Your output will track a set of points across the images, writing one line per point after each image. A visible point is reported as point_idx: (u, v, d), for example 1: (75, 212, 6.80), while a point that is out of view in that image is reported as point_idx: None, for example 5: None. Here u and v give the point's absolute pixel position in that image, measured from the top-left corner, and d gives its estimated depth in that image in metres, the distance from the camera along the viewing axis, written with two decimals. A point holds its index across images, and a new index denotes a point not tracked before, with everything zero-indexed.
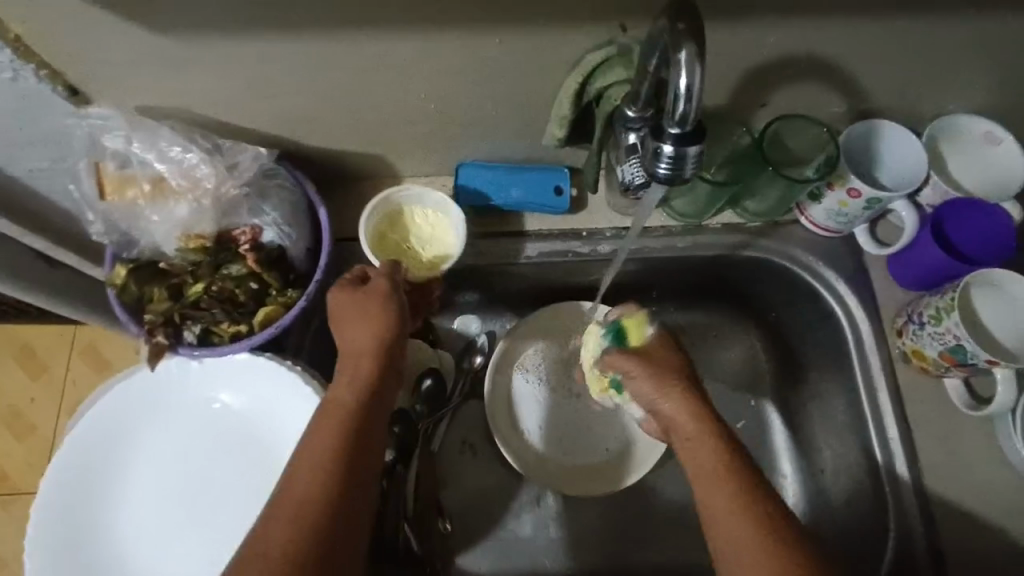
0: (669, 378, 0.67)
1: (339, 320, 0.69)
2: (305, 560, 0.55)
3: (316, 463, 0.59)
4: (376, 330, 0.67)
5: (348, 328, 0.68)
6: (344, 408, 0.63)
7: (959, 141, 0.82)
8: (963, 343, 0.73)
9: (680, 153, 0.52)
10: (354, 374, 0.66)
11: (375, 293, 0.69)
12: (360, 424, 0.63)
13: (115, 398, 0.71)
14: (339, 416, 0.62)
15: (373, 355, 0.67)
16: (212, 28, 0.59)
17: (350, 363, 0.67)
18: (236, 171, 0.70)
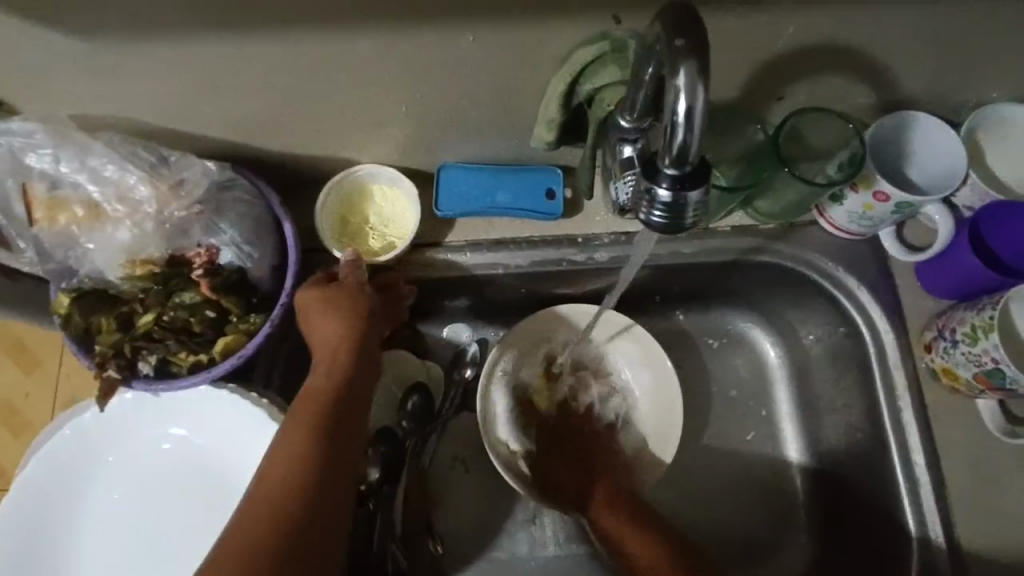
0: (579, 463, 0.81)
1: (310, 318, 0.67)
2: (279, 558, 0.53)
3: (291, 456, 0.58)
4: (348, 326, 0.66)
5: (320, 321, 0.66)
6: (317, 402, 0.62)
7: (1003, 134, 0.72)
8: (1002, 366, 0.66)
9: (677, 199, 0.45)
10: (328, 368, 0.65)
11: (345, 290, 0.67)
12: (335, 416, 0.62)
13: (62, 440, 0.66)
14: (313, 410, 0.61)
15: (347, 349, 0.66)
16: (153, 24, 0.53)
17: (324, 357, 0.66)
18: (181, 189, 0.63)
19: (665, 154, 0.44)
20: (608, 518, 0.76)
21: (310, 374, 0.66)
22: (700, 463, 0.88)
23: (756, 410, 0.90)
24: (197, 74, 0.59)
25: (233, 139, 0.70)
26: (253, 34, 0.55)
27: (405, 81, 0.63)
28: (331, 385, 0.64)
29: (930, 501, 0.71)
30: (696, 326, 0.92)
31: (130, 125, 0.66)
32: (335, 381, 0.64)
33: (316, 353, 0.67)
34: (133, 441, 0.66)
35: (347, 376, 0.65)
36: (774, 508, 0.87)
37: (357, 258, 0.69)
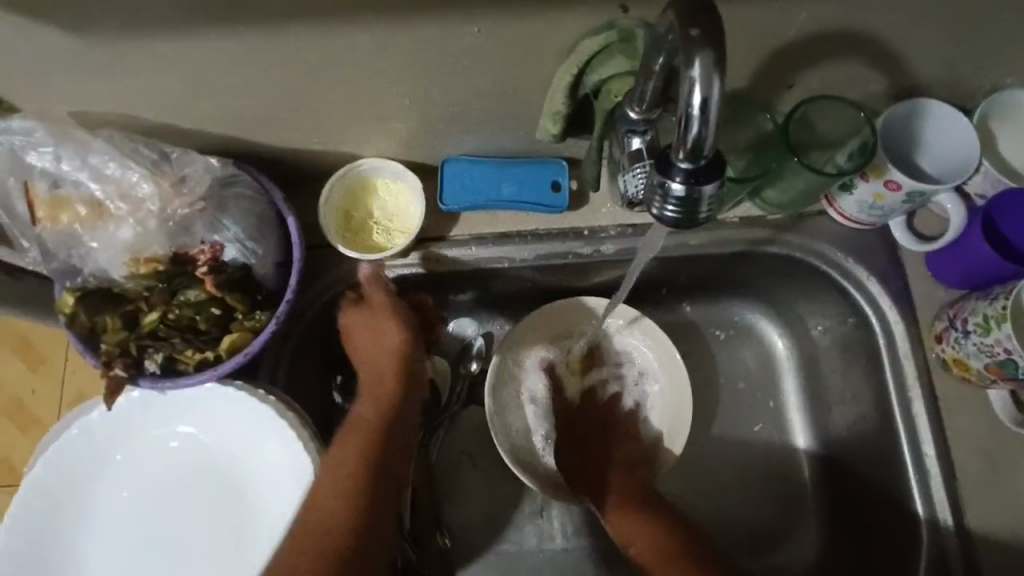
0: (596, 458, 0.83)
1: (354, 339, 0.75)
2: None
3: (341, 478, 0.64)
4: (392, 353, 0.75)
5: (370, 353, 0.75)
6: (367, 427, 0.69)
7: (1015, 121, 0.71)
8: (1015, 356, 0.65)
9: (691, 193, 0.44)
10: (377, 398, 0.72)
11: (382, 310, 0.73)
12: (383, 437, 0.69)
13: (70, 440, 0.66)
14: (361, 437, 0.68)
15: (391, 377, 0.74)
16: (152, 18, 0.52)
17: (373, 387, 0.73)
18: (185, 186, 0.62)
19: (679, 148, 0.43)
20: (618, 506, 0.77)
21: (360, 400, 0.74)
22: (705, 455, 0.88)
23: (763, 401, 0.90)
24: (198, 69, 0.58)
25: (235, 134, 0.69)
26: (254, 27, 0.54)
27: (408, 74, 0.62)
28: (378, 414, 0.71)
29: (940, 493, 0.70)
30: (703, 316, 0.91)
31: (131, 121, 0.65)
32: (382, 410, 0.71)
33: (364, 380, 0.75)
34: (142, 440, 0.66)
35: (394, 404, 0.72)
36: (782, 500, 0.86)
37: (378, 272, 0.73)
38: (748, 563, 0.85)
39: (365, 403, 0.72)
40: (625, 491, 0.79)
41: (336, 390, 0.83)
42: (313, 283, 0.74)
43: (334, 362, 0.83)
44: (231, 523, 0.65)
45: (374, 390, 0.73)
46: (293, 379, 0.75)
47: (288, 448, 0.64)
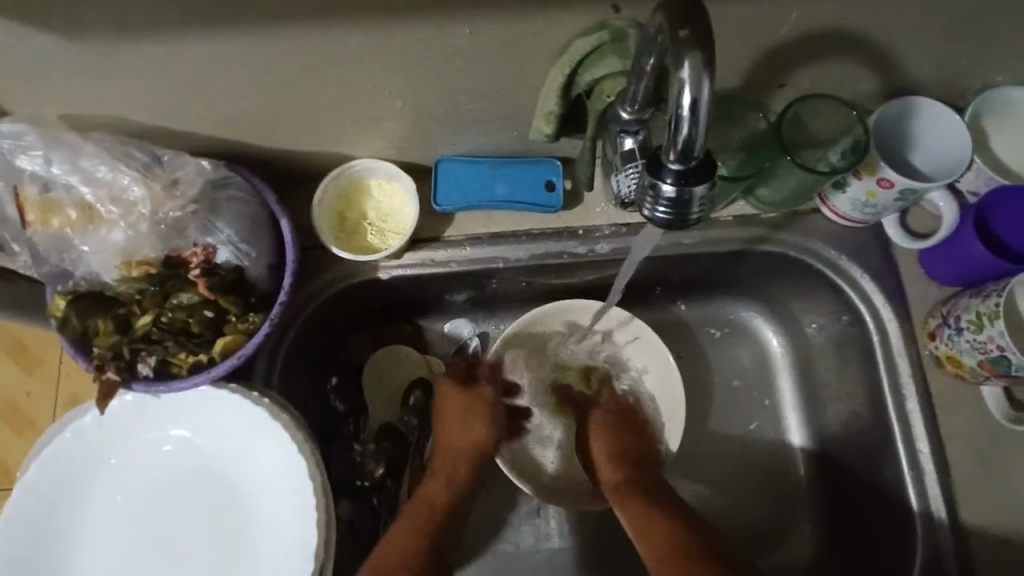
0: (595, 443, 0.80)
1: (448, 418, 0.79)
2: None
3: (404, 546, 0.69)
4: (479, 442, 0.78)
5: (453, 432, 0.78)
6: (434, 508, 0.73)
7: (1007, 119, 0.72)
8: (1008, 354, 0.65)
9: (682, 195, 0.44)
10: (450, 473, 0.76)
11: (485, 403, 0.79)
12: (443, 521, 0.73)
13: (63, 444, 0.65)
14: (428, 510, 0.73)
15: (466, 464, 0.77)
16: (142, 20, 0.52)
17: (449, 462, 0.77)
18: (177, 188, 0.62)
19: (670, 149, 0.43)
20: (629, 505, 0.73)
21: (428, 475, 0.76)
22: (701, 453, 0.89)
23: (758, 399, 0.90)
24: (188, 71, 0.58)
25: (227, 136, 0.69)
26: (244, 29, 0.54)
27: (401, 76, 0.62)
28: (447, 489, 0.75)
29: (934, 490, 0.70)
30: (698, 315, 0.92)
31: (122, 124, 0.65)
32: (451, 484, 0.75)
33: (439, 455, 0.78)
34: (135, 444, 0.66)
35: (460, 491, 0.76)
36: (777, 497, 0.87)
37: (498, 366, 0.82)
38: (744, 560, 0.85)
39: (437, 481, 0.75)
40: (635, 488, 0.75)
41: (331, 392, 0.84)
42: (307, 284, 0.74)
43: (328, 364, 0.85)
44: (226, 526, 0.64)
45: (451, 469, 0.76)
46: (287, 380, 0.75)
47: (284, 451, 0.63)
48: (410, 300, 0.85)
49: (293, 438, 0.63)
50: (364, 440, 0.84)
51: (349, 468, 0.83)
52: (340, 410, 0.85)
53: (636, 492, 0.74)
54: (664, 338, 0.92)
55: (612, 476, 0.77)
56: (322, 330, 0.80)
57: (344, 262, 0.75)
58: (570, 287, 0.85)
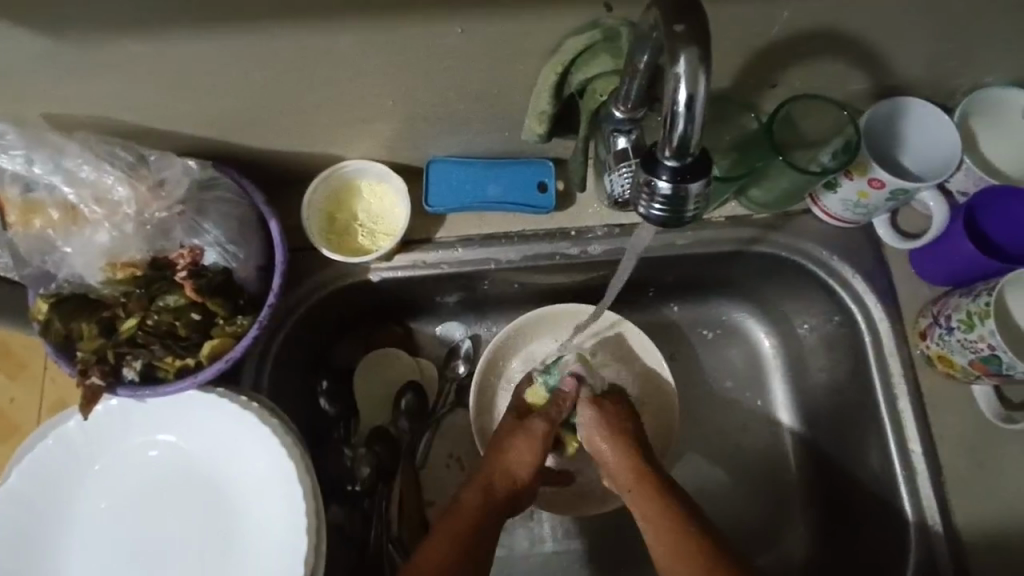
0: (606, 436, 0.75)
1: (507, 438, 0.75)
2: None
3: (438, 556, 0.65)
4: (532, 462, 0.74)
5: (500, 452, 0.73)
6: (470, 515, 0.69)
7: (996, 119, 0.72)
8: (999, 352, 0.65)
9: (678, 191, 0.44)
10: (488, 495, 0.71)
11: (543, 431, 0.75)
12: (478, 531, 0.68)
13: (45, 451, 0.64)
14: (464, 523, 0.68)
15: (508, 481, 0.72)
16: (126, 17, 0.51)
17: (489, 480, 0.72)
18: (163, 188, 0.61)
19: (666, 145, 0.43)
20: (639, 497, 0.70)
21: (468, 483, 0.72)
22: (694, 454, 0.88)
23: (751, 400, 0.90)
24: (174, 69, 0.57)
25: (214, 136, 0.68)
26: (231, 27, 0.53)
27: (391, 75, 0.61)
28: (485, 504, 0.70)
29: (927, 490, 0.71)
30: (690, 316, 0.91)
31: (107, 124, 0.64)
32: (489, 499, 0.71)
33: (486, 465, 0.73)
34: (120, 450, 0.65)
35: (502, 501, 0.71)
36: (771, 498, 0.87)
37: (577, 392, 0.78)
38: None
39: (475, 488, 0.71)
40: (644, 477, 0.71)
41: (322, 396, 0.83)
42: (297, 287, 0.73)
43: (318, 367, 0.84)
44: (214, 533, 0.63)
45: (492, 483, 0.72)
46: (277, 382, 0.74)
47: (272, 456, 0.62)
48: (401, 302, 0.84)
49: (282, 443, 0.62)
50: (355, 444, 0.84)
51: (340, 473, 0.82)
52: (331, 413, 0.84)
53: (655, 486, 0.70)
54: (656, 339, 0.92)
55: (620, 468, 0.73)
56: (312, 333, 0.79)
57: (334, 264, 0.74)
58: (562, 288, 0.85)
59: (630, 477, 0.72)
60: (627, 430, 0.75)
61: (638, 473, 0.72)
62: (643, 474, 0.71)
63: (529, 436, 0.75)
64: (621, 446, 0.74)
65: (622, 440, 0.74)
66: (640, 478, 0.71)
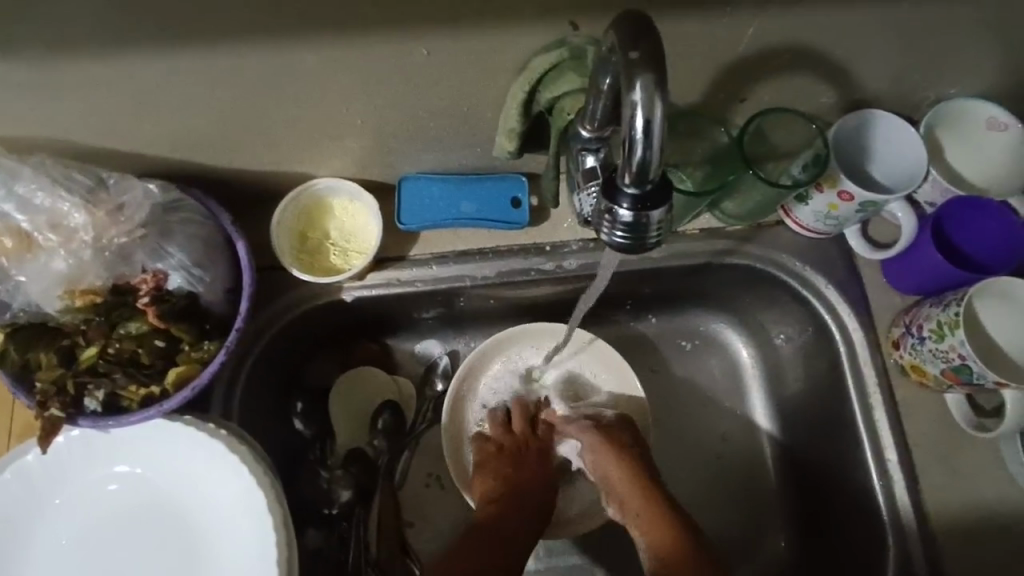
0: (612, 453, 0.75)
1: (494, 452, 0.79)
2: None
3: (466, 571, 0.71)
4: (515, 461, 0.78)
5: (494, 462, 0.78)
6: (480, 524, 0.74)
7: (960, 130, 0.73)
8: (969, 362, 0.66)
9: (639, 219, 0.44)
10: (499, 507, 0.75)
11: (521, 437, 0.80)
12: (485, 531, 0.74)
13: (2, 486, 0.62)
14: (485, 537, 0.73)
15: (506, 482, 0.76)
16: (77, 37, 0.49)
17: (497, 492, 0.76)
18: (123, 213, 0.59)
19: (625, 172, 0.43)
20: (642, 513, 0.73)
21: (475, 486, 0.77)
22: (675, 467, 0.88)
23: (731, 411, 0.90)
24: (132, 91, 0.56)
25: (178, 157, 0.66)
26: (187, 47, 0.52)
27: (356, 95, 0.61)
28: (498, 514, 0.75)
29: (903, 499, 0.71)
30: (669, 328, 0.91)
31: (65, 145, 0.62)
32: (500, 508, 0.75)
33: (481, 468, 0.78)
34: (81, 484, 0.63)
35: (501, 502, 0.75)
36: (753, 510, 0.86)
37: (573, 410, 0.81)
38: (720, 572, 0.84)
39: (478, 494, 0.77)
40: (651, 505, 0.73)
41: (297, 416, 0.82)
42: (266, 308, 0.72)
43: (292, 389, 0.83)
44: (179, 566, 0.61)
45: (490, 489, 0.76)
46: (249, 404, 0.72)
47: (241, 486, 0.61)
48: (377, 319, 0.83)
49: (251, 471, 0.60)
50: (332, 465, 0.82)
51: (316, 496, 0.80)
52: (306, 435, 0.83)
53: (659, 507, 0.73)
54: (636, 353, 0.92)
55: (624, 487, 0.74)
56: (284, 353, 0.77)
57: (305, 284, 0.73)
58: (540, 303, 0.84)
59: (634, 498, 0.74)
60: (630, 444, 0.76)
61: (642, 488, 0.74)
62: (647, 491, 0.74)
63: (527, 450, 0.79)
64: (625, 465, 0.75)
65: (628, 455, 0.75)
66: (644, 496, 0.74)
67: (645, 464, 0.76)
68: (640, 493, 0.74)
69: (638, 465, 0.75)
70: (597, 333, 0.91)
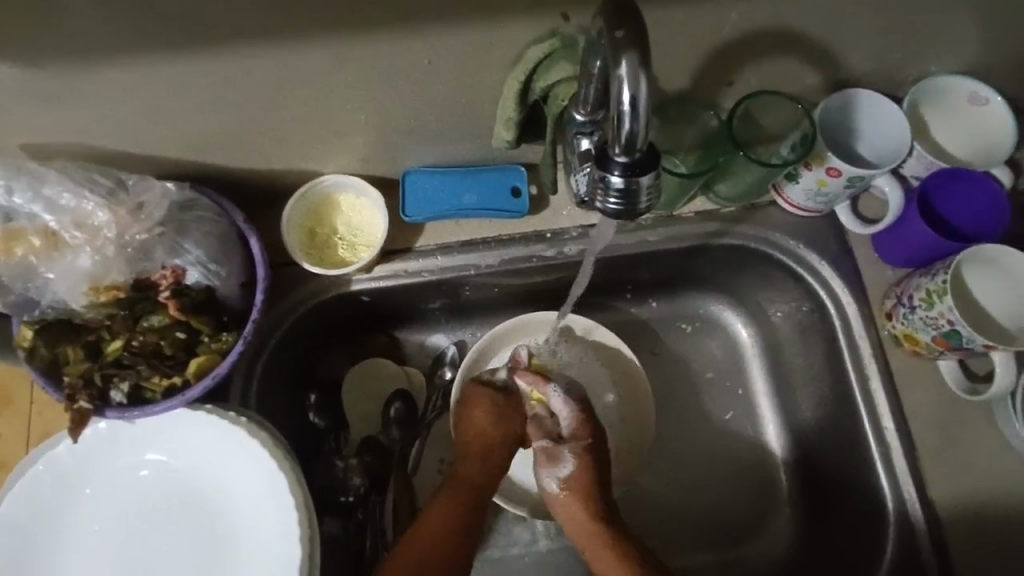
0: (578, 492, 0.76)
1: (482, 414, 0.79)
2: None
3: (435, 529, 0.74)
4: (502, 430, 0.79)
5: (486, 422, 0.79)
6: (460, 489, 0.77)
7: (943, 105, 0.76)
8: (958, 327, 0.68)
9: (630, 185, 0.47)
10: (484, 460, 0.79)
11: (495, 412, 0.80)
12: (472, 496, 0.77)
13: (36, 477, 0.65)
14: (459, 499, 0.77)
15: (496, 446, 0.79)
16: (97, 46, 0.52)
17: (479, 449, 0.79)
18: (142, 212, 0.62)
19: (616, 143, 0.46)
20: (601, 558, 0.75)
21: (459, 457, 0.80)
22: (681, 446, 0.91)
23: (733, 389, 0.92)
24: (148, 94, 0.59)
25: (192, 158, 0.69)
26: (201, 51, 0.55)
27: (358, 91, 0.63)
28: (480, 475, 0.78)
29: (902, 465, 0.73)
30: (669, 312, 0.94)
31: (86, 150, 0.66)
32: (479, 472, 0.79)
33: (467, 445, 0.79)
34: (110, 472, 0.65)
35: (489, 465, 0.79)
36: (758, 484, 0.89)
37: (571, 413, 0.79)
38: (727, 548, 0.87)
39: (465, 461, 0.79)
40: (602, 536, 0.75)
41: (312, 409, 0.85)
42: (282, 301, 0.75)
43: (306, 382, 0.85)
44: (207, 547, 0.64)
45: (482, 454, 0.79)
46: (265, 395, 0.75)
47: (262, 468, 0.63)
48: (386, 312, 0.85)
49: (273, 455, 0.63)
50: (347, 455, 0.84)
51: (333, 484, 0.82)
52: (321, 426, 0.85)
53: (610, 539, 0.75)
54: (637, 337, 0.94)
55: (578, 524, 0.76)
56: (296, 347, 0.79)
57: (316, 278, 0.76)
58: (543, 290, 0.86)
59: (588, 537, 0.75)
60: (590, 483, 0.77)
61: (600, 532, 0.75)
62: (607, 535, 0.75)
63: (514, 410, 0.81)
64: (583, 502, 0.76)
65: (588, 499, 0.76)
66: (598, 539, 0.75)
67: (596, 499, 0.76)
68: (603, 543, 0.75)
69: (596, 506, 0.76)
70: (599, 319, 0.94)
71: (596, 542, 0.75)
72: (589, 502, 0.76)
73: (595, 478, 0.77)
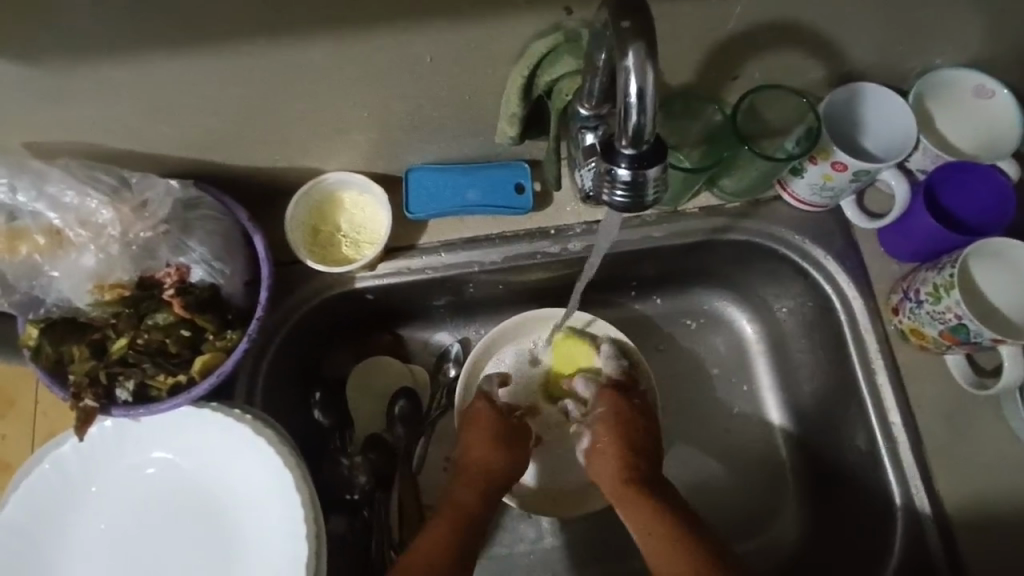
0: (608, 445, 0.76)
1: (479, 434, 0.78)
2: None
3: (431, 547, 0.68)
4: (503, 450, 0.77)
5: (484, 446, 0.77)
6: (455, 513, 0.72)
7: (948, 98, 0.76)
8: (966, 322, 0.68)
9: (637, 178, 0.47)
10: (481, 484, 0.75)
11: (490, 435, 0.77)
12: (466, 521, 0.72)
13: (42, 476, 0.65)
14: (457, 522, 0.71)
15: (494, 472, 0.76)
16: (99, 43, 0.52)
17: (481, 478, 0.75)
18: (146, 210, 0.62)
19: (622, 136, 0.45)
20: (631, 512, 0.71)
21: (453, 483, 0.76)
22: (686, 442, 0.90)
23: (738, 385, 0.92)
24: (151, 92, 0.59)
25: (195, 156, 0.69)
26: (203, 48, 0.55)
27: (362, 87, 0.63)
28: (473, 500, 0.74)
29: (909, 460, 0.73)
30: (673, 308, 0.93)
31: (89, 148, 0.66)
32: (475, 494, 0.74)
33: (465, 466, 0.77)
34: (115, 470, 0.65)
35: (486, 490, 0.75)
36: (763, 480, 0.89)
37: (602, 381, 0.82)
38: (733, 544, 0.86)
39: (459, 487, 0.75)
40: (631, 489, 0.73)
41: (316, 407, 0.84)
42: (286, 298, 0.75)
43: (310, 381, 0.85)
44: (213, 543, 0.64)
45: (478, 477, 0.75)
46: (269, 393, 0.75)
47: (267, 465, 0.63)
48: (390, 309, 0.85)
49: (279, 453, 0.63)
50: (352, 453, 0.84)
51: (338, 481, 0.82)
52: (325, 424, 0.85)
53: (639, 492, 0.72)
54: (642, 333, 0.94)
55: (608, 477, 0.75)
56: (300, 344, 0.79)
57: (319, 276, 0.76)
58: (547, 287, 0.86)
59: (619, 490, 0.73)
60: (619, 440, 0.76)
61: (631, 488, 0.73)
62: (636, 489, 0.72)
63: (514, 438, 0.79)
64: (611, 455, 0.75)
65: (621, 457, 0.75)
66: (629, 493, 0.72)
67: (625, 454, 0.75)
68: (630, 495, 0.72)
69: (627, 459, 0.75)
70: (603, 315, 0.94)
71: (626, 498, 0.72)
72: (617, 458, 0.75)
73: (626, 436, 0.76)
